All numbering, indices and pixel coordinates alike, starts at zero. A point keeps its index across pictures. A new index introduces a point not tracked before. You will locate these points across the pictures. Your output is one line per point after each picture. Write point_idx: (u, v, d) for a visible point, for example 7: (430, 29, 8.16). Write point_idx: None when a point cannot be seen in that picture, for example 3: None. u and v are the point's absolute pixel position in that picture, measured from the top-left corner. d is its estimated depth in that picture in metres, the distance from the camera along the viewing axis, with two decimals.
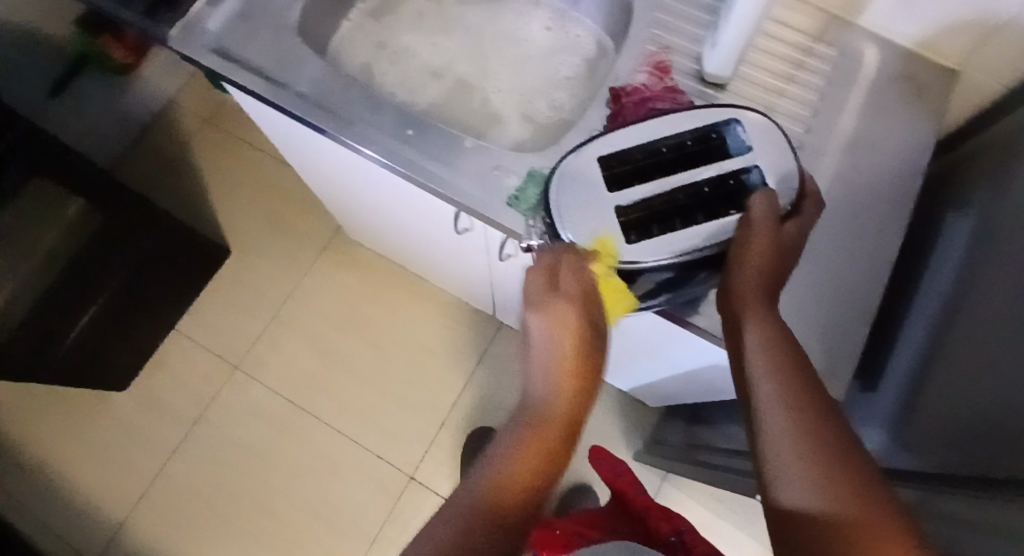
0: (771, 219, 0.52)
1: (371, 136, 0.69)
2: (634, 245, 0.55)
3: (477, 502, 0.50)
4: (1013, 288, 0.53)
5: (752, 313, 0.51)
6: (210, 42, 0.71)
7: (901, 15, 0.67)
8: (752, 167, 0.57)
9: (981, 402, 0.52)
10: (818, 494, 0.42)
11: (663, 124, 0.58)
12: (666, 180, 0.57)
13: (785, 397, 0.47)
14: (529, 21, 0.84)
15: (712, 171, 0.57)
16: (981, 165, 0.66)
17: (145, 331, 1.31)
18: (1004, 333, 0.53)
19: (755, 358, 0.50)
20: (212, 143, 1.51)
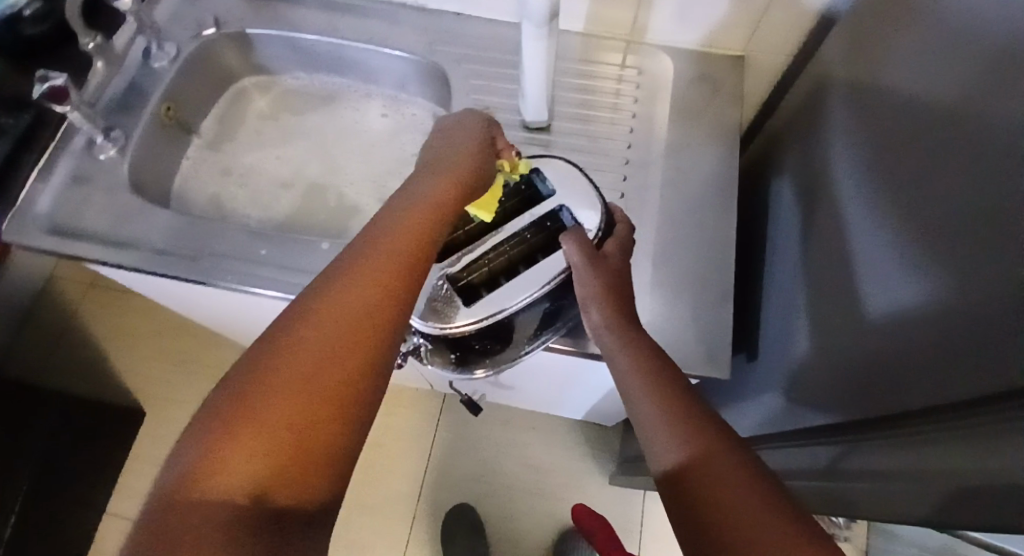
0: (587, 252, 0.56)
1: (227, 267, 0.70)
2: (487, 299, 0.60)
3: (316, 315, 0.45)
4: (839, 239, 0.59)
5: (610, 327, 0.54)
6: (44, 221, 0.70)
7: (680, 25, 0.74)
8: (561, 207, 0.62)
9: (841, 346, 0.56)
10: (680, 447, 0.44)
11: None
12: (489, 240, 0.62)
13: (654, 387, 0.49)
14: (365, 110, 0.87)
15: (530, 217, 0.62)
16: (789, 131, 0.72)
17: (76, 521, 1.23)
18: (841, 280, 0.58)
19: (620, 361, 0.52)
20: (101, 305, 1.47)
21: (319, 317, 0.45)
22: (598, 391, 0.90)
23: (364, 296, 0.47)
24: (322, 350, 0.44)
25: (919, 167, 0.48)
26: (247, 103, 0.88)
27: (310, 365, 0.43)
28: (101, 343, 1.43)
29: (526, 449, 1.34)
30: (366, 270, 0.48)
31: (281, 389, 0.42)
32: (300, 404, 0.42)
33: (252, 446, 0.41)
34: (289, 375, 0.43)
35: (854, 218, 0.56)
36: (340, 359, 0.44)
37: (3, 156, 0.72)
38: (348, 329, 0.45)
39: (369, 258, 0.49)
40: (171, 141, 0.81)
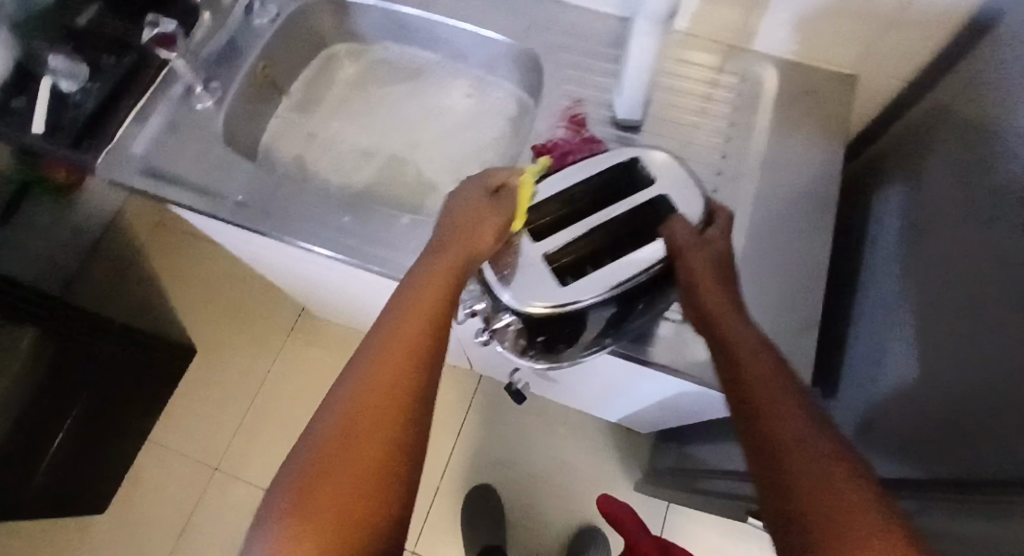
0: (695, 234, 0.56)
1: (307, 230, 0.70)
2: (572, 285, 0.56)
3: (357, 382, 0.46)
4: (936, 283, 0.56)
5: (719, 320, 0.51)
6: (138, 163, 0.73)
7: (787, 33, 0.72)
8: (662, 197, 0.60)
9: (921, 394, 0.54)
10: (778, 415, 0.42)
11: (574, 169, 0.61)
12: (586, 222, 0.59)
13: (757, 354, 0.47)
14: (449, 90, 0.85)
15: (629, 203, 0.60)
16: (897, 163, 0.69)
17: (120, 448, 1.28)
18: (929, 325, 0.56)
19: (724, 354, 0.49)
20: (162, 244, 1.51)
21: (358, 387, 0.46)
22: (648, 399, 0.88)
23: (419, 306, 0.50)
24: (388, 364, 0.47)
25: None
26: (337, 68, 0.88)
27: (355, 439, 0.44)
28: (161, 283, 1.47)
29: (557, 444, 1.34)
30: (401, 324, 0.49)
31: (329, 464, 0.43)
32: (374, 412, 0.45)
33: (311, 529, 0.41)
34: (335, 451, 0.44)
35: (954, 264, 0.54)
36: (403, 367, 0.47)
37: (104, 94, 0.73)
38: (406, 337, 0.48)
39: (400, 321, 0.49)
40: (263, 98, 0.82)
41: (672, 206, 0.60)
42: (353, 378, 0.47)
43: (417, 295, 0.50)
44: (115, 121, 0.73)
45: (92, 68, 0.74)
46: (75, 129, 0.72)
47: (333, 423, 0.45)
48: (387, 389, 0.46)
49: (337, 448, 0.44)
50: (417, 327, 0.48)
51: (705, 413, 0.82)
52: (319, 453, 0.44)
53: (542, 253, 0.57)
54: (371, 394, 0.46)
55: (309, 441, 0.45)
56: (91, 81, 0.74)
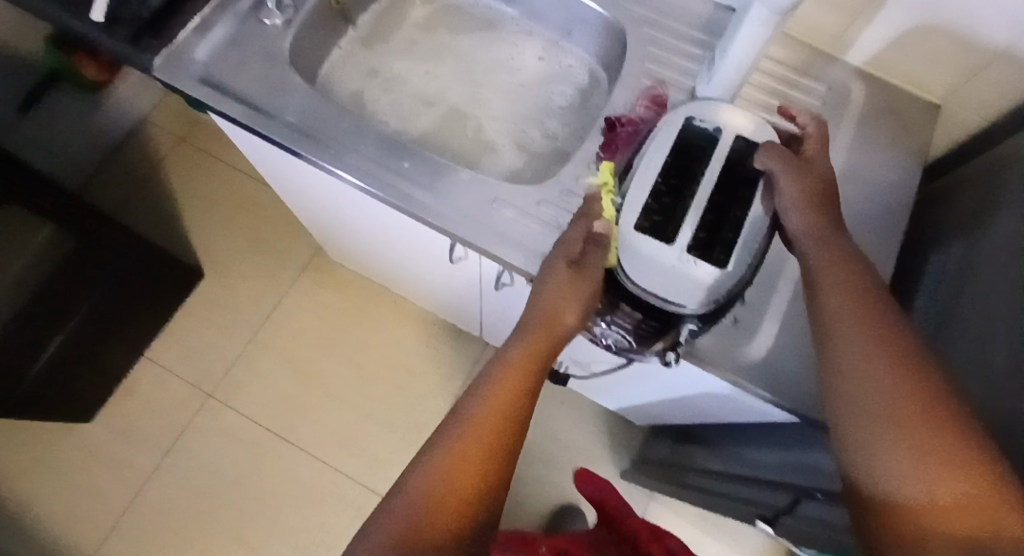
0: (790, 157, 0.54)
1: (357, 165, 0.67)
2: (727, 269, 0.53)
3: (451, 452, 0.50)
4: (982, 320, 0.56)
5: (845, 300, 0.48)
6: (195, 68, 0.69)
7: (883, 45, 0.69)
8: (736, 139, 0.56)
9: None
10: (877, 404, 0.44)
11: (649, 158, 0.55)
12: (696, 200, 0.54)
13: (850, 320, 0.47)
14: (522, 49, 0.83)
15: (715, 162, 0.55)
16: (967, 197, 0.68)
17: (114, 360, 1.27)
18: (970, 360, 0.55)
19: (845, 332, 0.47)
20: (183, 156, 1.47)
21: (454, 456, 0.50)
22: (665, 393, 0.88)
23: (510, 379, 0.53)
24: (483, 434, 0.51)
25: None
26: (407, 7, 0.85)
27: (448, 506, 0.47)
28: (179, 199, 1.43)
29: (552, 421, 1.33)
30: (494, 400, 0.52)
31: (423, 525, 0.47)
32: (470, 476, 0.49)
33: None
34: (431, 514, 0.47)
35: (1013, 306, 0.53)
36: (493, 440, 0.51)
37: None
38: (497, 412, 0.52)
39: (493, 396, 0.53)
40: (330, 25, 0.79)
41: (751, 142, 0.56)
42: (449, 447, 0.50)
43: (508, 373, 0.54)
44: (177, 23, 0.69)
45: None
46: (135, 23, 0.68)
47: (427, 488, 0.48)
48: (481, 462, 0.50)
49: (432, 512, 0.47)
50: (507, 401, 0.52)
51: (722, 416, 0.82)
52: (415, 514, 0.47)
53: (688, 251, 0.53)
54: (467, 463, 0.49)
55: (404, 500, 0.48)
56: None
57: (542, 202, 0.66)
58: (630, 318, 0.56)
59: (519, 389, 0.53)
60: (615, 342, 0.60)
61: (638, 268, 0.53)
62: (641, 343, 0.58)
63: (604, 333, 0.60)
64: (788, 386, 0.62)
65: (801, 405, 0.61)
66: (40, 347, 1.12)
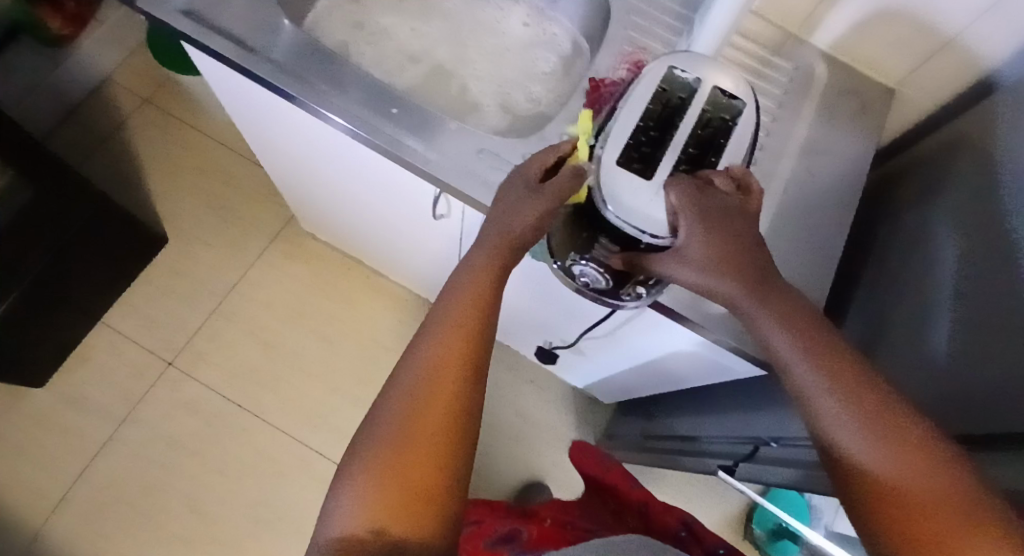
0: (694, 195, 0.51)
1: (343, 107, 0.69)
2: None
3: (425, 362, 0.50)
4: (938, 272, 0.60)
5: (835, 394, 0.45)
6: (180, 2, 0.69)
7: (847, 27, 0.75)
8: (714, 90, 0.56)
9: (908, 368, 0.58)
10: (855, 432, 0.43)
11: (631, 104, 0.55)
12: (675, 144, 0.54)
13: (805, 348, 0.47)
14: (509, 15, 0.86)
15: (693, 110, 0.55)
16: (918, 168, 0.74)
17: (67, 324, 1.23)
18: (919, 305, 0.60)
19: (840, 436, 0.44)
20: (148, 120, 1.44)
21: (426, 366, 0.50)
22: (635, 358, 0.91)
23: (459, 331, 0.51)
24: (445, 366, 0.50)
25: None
26: None
27: (426, 415, 0.48)
28: (143, 163, 1.40)
29: (519, 397, 1.35)
30: (458, 311, 0.53)
31: (404, 434, 0.48)
32: (448, 388, 0.49)
33: (389, 491, 0.46)
34: (409, 422, 0.48)
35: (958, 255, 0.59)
36: (450, 396, 0.49)
37: None
38: (447, 372, 0.50)
39: (454, 308, 0.53)
40: None
41: (728, 94, 0.56)
42: (421, 359, 0.51)
43: (467, 286, 0.54)
44: None
45: None
46: None
47: (404, 397, 0.49)
48: (452, 369, 0.50)
49: (410, 418, 0.48)
50: (459, 355, 0.51)
51: (689, 376, 0.85)
52: (394, 421, 0.48)
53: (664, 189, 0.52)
54: (439, 373, 0.50)
55: (383, 412, 0.49)
56: None
57: (527, 156, 0.69)
58: (608, 251, 0.57)
59: (480, 300, 0.53)
60: (591, 281, 0.61)
61: (620, 200, 0.53)
62: (615, 282, 0.60)
63: (582, 272, 0.61)
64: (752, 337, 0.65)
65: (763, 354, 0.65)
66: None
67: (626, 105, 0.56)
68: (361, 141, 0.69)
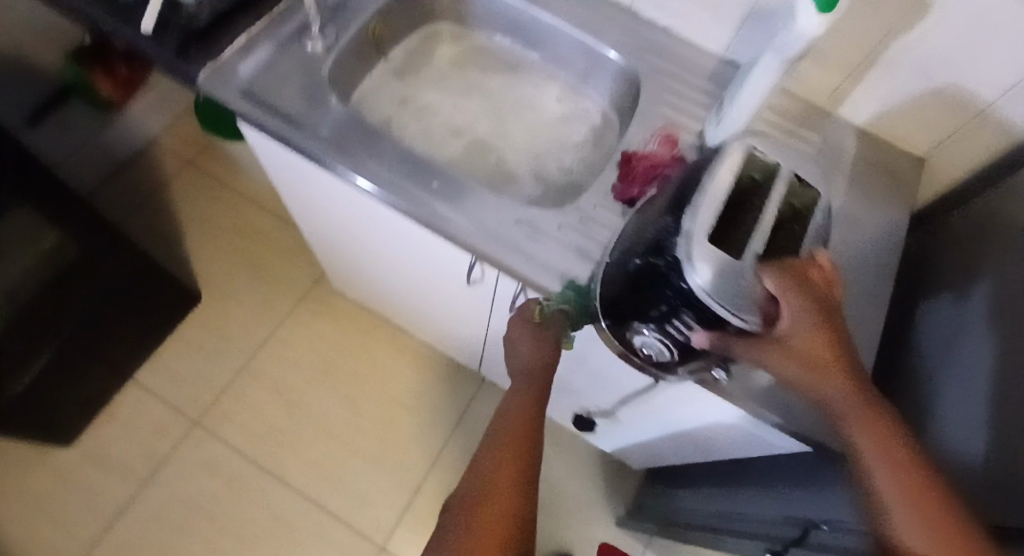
0: (795, 286, 0.51)
1: (387, 182, 0.71)
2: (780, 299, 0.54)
3: (495, 426, 0.68)
4: (983, 349, 0.60)
5: (906, 497, 0.47)
6: (240, 84, 0.72)
7: (874, 105, 0.77)
8: (790, 178, 0.58)
9: (953, 451, 0.56)
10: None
11: (716, 184, 0.56)
12: (760, 228, 0.55)
13: (890, 464, 0.48)
14: (543, 89, 0.90)
15: (775, 196, 0.57)
16: (951, 242, 0.74)
17: (99, 381, 1.24)
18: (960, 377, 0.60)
19: (904, 532, 0.46)
20: (189, 180, 1.49)
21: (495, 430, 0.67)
22: (668, 427, 0.90)
23: (519, 398, 0.69)
24: (505, 430, 0.67)
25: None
26: (437, 45, 0.92)
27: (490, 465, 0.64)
28: (181, 222, 1.45)
29: (545, 462, 1.33)
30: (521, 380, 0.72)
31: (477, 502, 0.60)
32: (510, 448, 0.64)
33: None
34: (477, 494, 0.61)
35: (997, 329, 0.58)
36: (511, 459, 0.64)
37: (224, 8, 0.74)
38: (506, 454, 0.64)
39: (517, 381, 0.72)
40: (365, 54, 0.85)
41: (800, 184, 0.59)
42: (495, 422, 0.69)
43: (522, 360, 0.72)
44: (223, 41, 0.74)
45: None
46: (185, 33, 0.72)
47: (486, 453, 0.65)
48: (517, 428, 0.66)
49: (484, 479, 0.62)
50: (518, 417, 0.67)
51: (725, 446, 0.84)
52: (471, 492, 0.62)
53: (758, 278, 0.52)
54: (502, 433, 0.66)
55: (468, 481, 0.63)
56: None
57: (564, 226, 0.71)
58: (683, 330, 0.57)
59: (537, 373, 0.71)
60: (652, 353, 0.61)
61: (717, 281, 0.52)
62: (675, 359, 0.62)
63: (643, 344, 0.61)
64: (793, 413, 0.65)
65: (804, 429, 0.65)
66: (29, 364, 1.08)
67: (713, 184, 0.57)
68: (402, 212, 0.71)
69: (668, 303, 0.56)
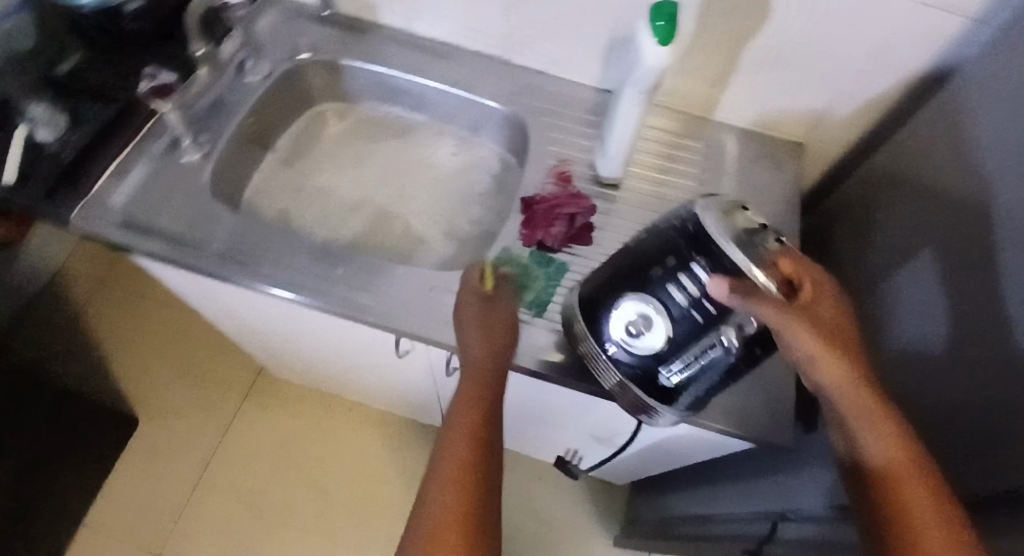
0: (802, 271, 0.51)
1: (295, 280, 0.70)
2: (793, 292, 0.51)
3: (458, 394, 0.57)
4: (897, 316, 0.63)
5: (870, 418, 0.50)
6: (117, 215, 0.71)
7: (743, 106, 0.81)
8: None
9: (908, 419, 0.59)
10: None
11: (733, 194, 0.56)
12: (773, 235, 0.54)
13: (901, 478, 0.47)
14: (436, 147, 0.90)
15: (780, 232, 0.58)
16: (847, 214, 0.78)
17: (50, 533, 1.17)
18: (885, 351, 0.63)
19: (867, 452, 0.49)
20: (104, 300, 1.44)
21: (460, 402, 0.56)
22: (632, 447, 0.91)
23: (482, 362, 0.58)
24: (469, 402, 0.56)
25: (971, 254, 0.55)
26: (322, 126, 0.92)
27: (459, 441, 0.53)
28: (103, 345, 1.39)
29: (529, 501, 1.31)
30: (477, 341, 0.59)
31: (450, 488, 0.51)
32: (478, 422, 0.54)
33: None
34: (445, 477, 0.52)
35: (912, 300, 0.62)
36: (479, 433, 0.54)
37: (83, 144, 0.73)
38: (473, 431, 0.54)
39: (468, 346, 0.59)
40: (248, 151, 0.84)
41: None
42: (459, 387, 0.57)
43: (474, 321, 0.60)
44: (93, 175, 0.72)
45: (72, 118, 0.74)
46: (49, 177, 0.71)
47: (455, 428, 0.54)
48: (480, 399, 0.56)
49: (453, 458, 0.52)
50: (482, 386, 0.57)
51: (690, 454, 0.85)
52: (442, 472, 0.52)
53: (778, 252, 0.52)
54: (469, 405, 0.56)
55: (435, 461, 0.53)
56: (71, 132, 0.73)
57: None
58: (687, 291, 0.53)
59: (496, 330, 0.59)
60: (640, 332, 0.55)
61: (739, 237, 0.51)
62: (665, 339, 0.55)
63: (631, 319, 0.56)
64: (738, 416, 0.66)
65: (750, 428, 0.65)
66: None
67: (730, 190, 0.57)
68: (317, 308, 0.70)
69: (678, 254, 0.54)
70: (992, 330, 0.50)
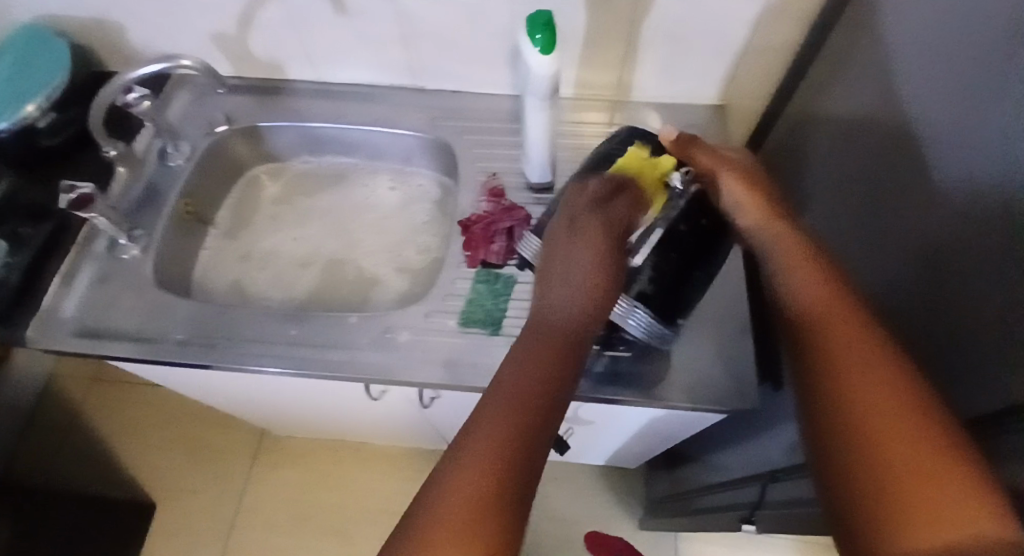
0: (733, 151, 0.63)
1: (254, 351, 0.71)
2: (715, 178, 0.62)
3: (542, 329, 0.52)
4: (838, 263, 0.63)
5: (795, 258, 0.52)
6: (70, 325, 0.72)
7: (658, 82, 0.81)
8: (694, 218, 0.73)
9: None
10: (869, 393, 0.43)
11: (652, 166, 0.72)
12: None
13: (830, 306, 0.48)
14: (373, 186, 0.91)
15: None
16: (777, 167, 0.79)
17: None
18: None
19: (795, 288, 0.50)
20: (99, 396, 1.44)
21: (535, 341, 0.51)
22: (626, 434, 0.91)
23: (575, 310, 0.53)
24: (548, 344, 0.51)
25: (886, 191, 0.56)
26: (259, 189, 0.92)
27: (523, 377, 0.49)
28: (107, 439, 1.40)
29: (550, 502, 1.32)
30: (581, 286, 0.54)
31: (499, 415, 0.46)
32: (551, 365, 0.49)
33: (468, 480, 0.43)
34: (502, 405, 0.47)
35: (843, 244, 0.63)
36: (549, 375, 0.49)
37: (26, 266, 0.74)
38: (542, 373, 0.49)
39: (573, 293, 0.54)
40: (189, 231, 0.85)
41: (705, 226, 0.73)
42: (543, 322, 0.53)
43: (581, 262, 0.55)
44: (42, 292, 0.73)
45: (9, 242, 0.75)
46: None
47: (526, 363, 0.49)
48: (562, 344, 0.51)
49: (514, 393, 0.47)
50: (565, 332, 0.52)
51: (683, 431, 0.85)
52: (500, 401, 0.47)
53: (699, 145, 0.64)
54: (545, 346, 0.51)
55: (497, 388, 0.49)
56: (12, 255, 0.74)
57: (431, 315, 0.72)
58: None
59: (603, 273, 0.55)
60: None
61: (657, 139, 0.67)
62: None
63: None
64: (707, 390, 0.67)
65: (719, 401, 0.66)
66: None
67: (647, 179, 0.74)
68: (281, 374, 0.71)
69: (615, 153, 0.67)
70: (916, 265, 0.51)
